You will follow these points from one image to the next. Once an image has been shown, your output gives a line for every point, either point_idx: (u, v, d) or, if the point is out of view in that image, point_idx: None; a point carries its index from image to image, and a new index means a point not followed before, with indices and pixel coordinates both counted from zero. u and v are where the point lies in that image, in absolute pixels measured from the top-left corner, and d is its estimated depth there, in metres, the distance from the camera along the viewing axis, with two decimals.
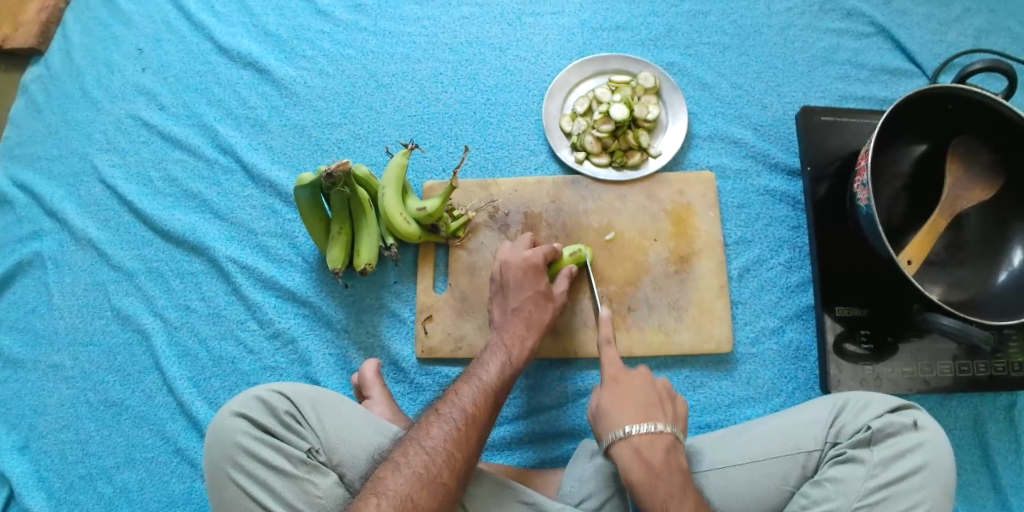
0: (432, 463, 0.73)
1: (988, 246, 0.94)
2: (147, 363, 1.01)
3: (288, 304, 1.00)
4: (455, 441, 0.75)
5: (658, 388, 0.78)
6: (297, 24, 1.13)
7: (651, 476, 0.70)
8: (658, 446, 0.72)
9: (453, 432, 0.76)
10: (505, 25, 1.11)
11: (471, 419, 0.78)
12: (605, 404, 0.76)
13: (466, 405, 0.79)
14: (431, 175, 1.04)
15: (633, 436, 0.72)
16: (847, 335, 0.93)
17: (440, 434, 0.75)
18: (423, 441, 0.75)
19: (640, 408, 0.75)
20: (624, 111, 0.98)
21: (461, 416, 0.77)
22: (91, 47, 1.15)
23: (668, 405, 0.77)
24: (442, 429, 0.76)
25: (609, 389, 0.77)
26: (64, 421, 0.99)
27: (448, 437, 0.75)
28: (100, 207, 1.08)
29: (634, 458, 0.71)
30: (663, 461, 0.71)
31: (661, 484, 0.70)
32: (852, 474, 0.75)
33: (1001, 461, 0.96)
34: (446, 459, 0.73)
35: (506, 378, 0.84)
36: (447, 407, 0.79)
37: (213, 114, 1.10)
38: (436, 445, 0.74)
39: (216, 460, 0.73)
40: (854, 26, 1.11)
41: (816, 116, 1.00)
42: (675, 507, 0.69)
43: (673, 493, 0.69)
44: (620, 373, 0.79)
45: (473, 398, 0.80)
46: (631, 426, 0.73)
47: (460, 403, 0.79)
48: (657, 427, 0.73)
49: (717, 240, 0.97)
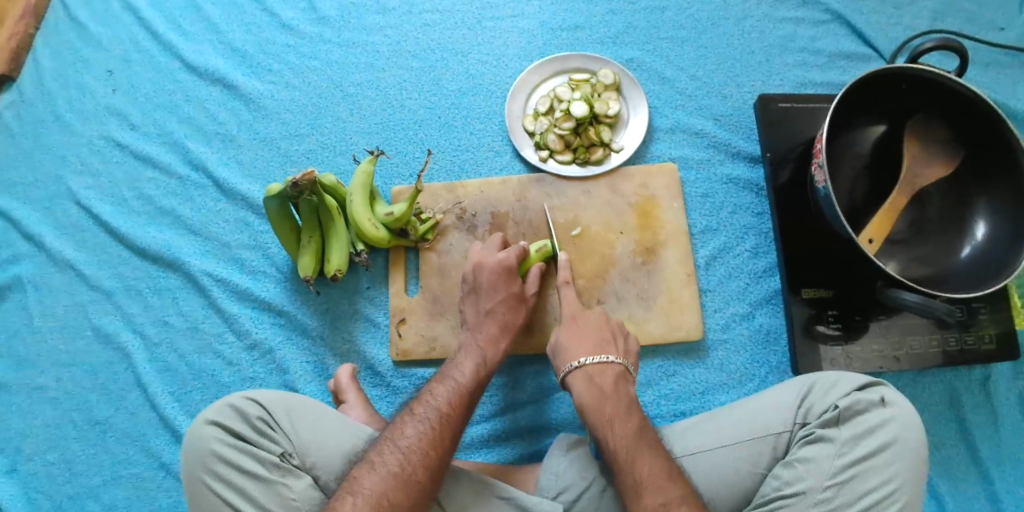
0: (406, 462, 0.73)
1: (950, 222, 0.96)
2: (128, 380, 1.02)
3: (264, 315, 1.01)
4: (429, 439, 0.76)
5: (612, 327, 0.89)
6: (262, 40, 1.15)
7: (598, 399, 0.81)
8: (608, 373, 0.83)
9: (427, 431, 0.76)
10: (466, 30, 1.13)
11: (445, 418, 0.78)
12: (564, 339, 0.87)
13: (440, 405, 0.80)
14: (399, 181, 1.06)
15: (586, 366, 0.84)
16: (815, 317, 0.94)
17: (415, 433, 0.76)
18: (398, 440, 0.75)
19: (596, 342, 0.86)
20: (584, 108, 1.00)
21: (435, 415, 0.78)
22: (62, 72, 1.17)
23: (621, 342, 0.88)
24: (417, 429, 0.77)
25: (568, 327, 0.88)
26: (48, 442, 1.00)
27: (422, 436, 0.76)
28: (76, 229, 1.09)
29: (585, 383, 0.83)
30: (612, 386, 0.82)
31: (608, 403, 0.80)
32: (822, 453, 0.76)
33: (978, 434, 0.96)
34: (420, 458, 0.74)
35: (480, 378, 0.84)
36: (421, 406, 0.80)
37: (184, 131, 1.12)
38: (410, 444, 0.75)
39: (192, 467, 0.75)
40: (810, 13, 1.12)
41: (771, 104, 1.03)
42: (619, 424, 0.77)
43: (619, 409, 0.79)
44: (578, 314, 0.89)
45: (447, 398, 0.81)
46: (584, 358, 0.85)
47: (434, 403, 0.80)
48: (605, 358, 0.84)
49: (682, 230, 1.00)
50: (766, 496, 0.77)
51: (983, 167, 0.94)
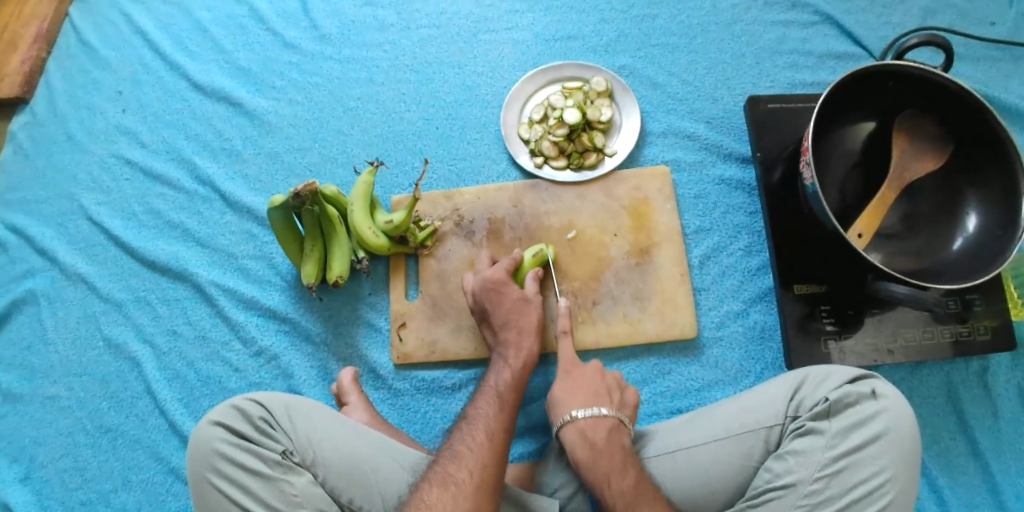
0: (452, 480, 0.72)
1: (942, 215, 0.97)
2: (139, 388, 1.05)
3: (269, 322, 1.04)
4: (474, 456, 0.74)
5: (606, 381, 0.88)
6: (266, 57, 1.19)
7: (593, 455, 0.78)
8: (600, 427, 0.80)
9: (469, 448, 0.75)
10: (463, 43, 1.16)
11: (489, 431, 0.78)
12: (557, 394, 0.86)
13: (479, 421, 0.79)
14: (398, 191, 1.09)
15: (578, 419, 0.82)
16: (808, 312, 0.96)
17: (459, 453, 0.75)
18: (445, 460, 0.75)
19: (587, 397, 0.84)
20: (578, 115, 1.02)
21: (476, 430, 0.78)
22: (74, 93, 1.22)
23: (615, 395, 0.86)
24: (456, 446, 0.76)
25: (563, 381, 0.87)
26: (61, 450, 1.03)
27: (465, 453, 0.75)
28: (88, 243, 1.13)
29: (578, 438, 0.80)
30: (605, 440, 0.79)
31: (603, 458, 0.77)
32: (813, 445, 0.77)
33: (977, 426, 0.97)
34: (466, 476, 0.72)
35: (515, 386, 0.85)
36: (462, 428, 0.79)
37: (191, 147, 1.16)
38: (454, 464, 0.74)
39: (198, 465, 0.77)
40: (799, 16, 1.14)
41: (761, 105, 1.05)
42: (615, 480, 0.75)
43: (614, 465, 0.76)
44: (573, 366, 0.89)
45: (485, 413, 0.80)
46: (577, 411, 0.82)
47: (472, 420, 0.80)
48: (599, 411, 0.82)
49: (674, 231, 1.02)
50: (758, 488, 0.78)
51: (971, 160, 0.95)
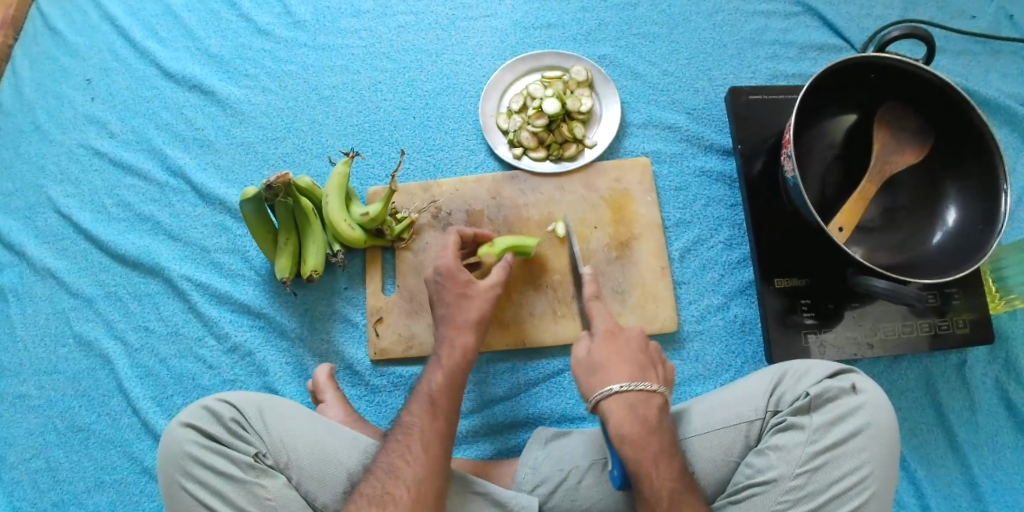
0: (389, 500, 0.71)
1: (921, 209, 0.97)
2: (111, 385, 1.02)
3: (243, 317, 1.02)
4: (411, 472, 0.73)
5: (649, 353, 0.81)
6: (238, 45, 1.16)
7: (644, 436, 0.74)
8: (653, 406, 0.76)
9: (406, 463, 0.74)
10: (440, 31, 1.14)
11: (427, 443, 0.75)
12: (600, 361, 0.79)
13: (415, 431, 0.76)
14: (374, 182, 1.07)
15: (626, 394, 0.76)
16: (789, 306, 0.95)
17: (396, 469, 0.74)
18: (380, 475, 0.73)
19: (634, 370, 0.78)
20: (557, 105, 1.00)
21: (411, 443, 0.76)
22: (40, 81, 1.18)
23: (659, 367, 0.81)
24: (392, 460, 0.75)
25: (603, 346, 0.81)
26: (32, 450, 1.01)
27: (401, 470, 0.73)
28: (57, 237, 1.10)
29: (626, 415, 0.75)
30: (656, 420, 0.75)
31: (652, 442, 0.74)
32: (794, 440, 0.76)
33: (955, 419, 0.97)
34: (403, 494, 0.72)
35: (449, 384, 0.81)
36: (397, 438, 0.77)
37: (162, 138, 1.13)
38: (391, 480, 0.73)
39: (170, 469, 0.75)
40: (780, 6, 1.13)
41: (742, 96, 1.03)
42: (661, 466, 0.73)
43: (662, 450, 0.74)
44: (615, 330, 0.82)
45: (419, 423, 0.77)
46: (624, 384, 0.76)
47: (407, 430, 0.77)
48: (650, 387, 0.77)
49: (655, 224, 1.01)
50: (738, 484, 0.77)
51: (953, 154, 0.95)
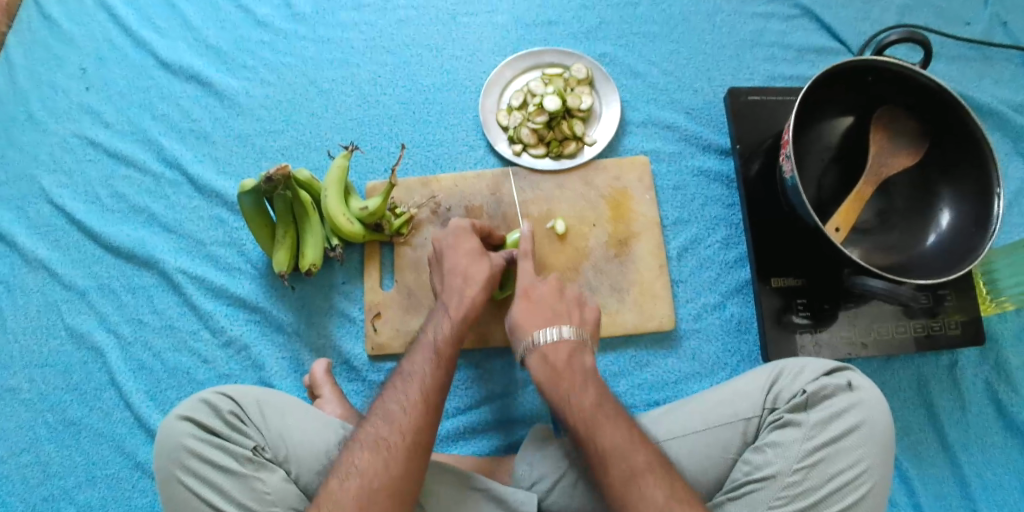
0: (384, 444, 0.70)
1: (915, 211, 0.98)
2: (103, 379, 1.01)
3: (239, 311, 1.01)
4: (407, 417, 0.72)
5: (566, 300, 0.85)
6: (236, 36, 1.15)
7: (552, 376, 0.78)
8: (562, 348, 0.79)
9: (402, 408, 0.73)
10: (440, 26, 1.14)
11: (424, 390, 0.74)
12: (518, 318, 0.83)
13: (415, 380, 0.75)
14: (374, 176, 1.06)
15: (541, 345, 0.80)
16: (784, 305, 0.96)
17: (391, 413, 0.73)
18: (376, 421, 0.73)
19: (547, 318, 0.82)
20: (558, 102, 1.01)
21: (410, 389, 0.75)
22: (33, 70, 1.16)
23: (575, 313, 0.84)
24: (389, 406, 0.73)
25: (522, 303, 0.84)
26: (22, 444, 1.00)
27: (396, 415, 0.72)
28: (50, 227, 1.09)
29: (541, 362, 0.79)
30: (566, 360, 0.79)
31: (563, 379, 0.77)
32: (791, 437, 0.77)
33: (946, 419, 0.99)
34: (398, 440, 0.70)
35: (452, 338, 0.80)
36: (396, 386, 0.76)
37: (158, 129, 1.12)
38: (386, 426, 0.72)
39: (166, 463, 0.75)
40: (779, 9, 1.14)
41: (742, 97, 1.04)
42: (575, 399, 0.75)
43: (573, 383, 0.76)
44: (531, 289, 0.85)
45: (420, 370, 0.77)
46: (539, 335, 0.81)
47: (408, 376, 0.76)
48: (560, 332, 0.80)
49: (653, 222, 1.01)
50: (737, 481, 0.78)
51: (947, 157, 0.96)
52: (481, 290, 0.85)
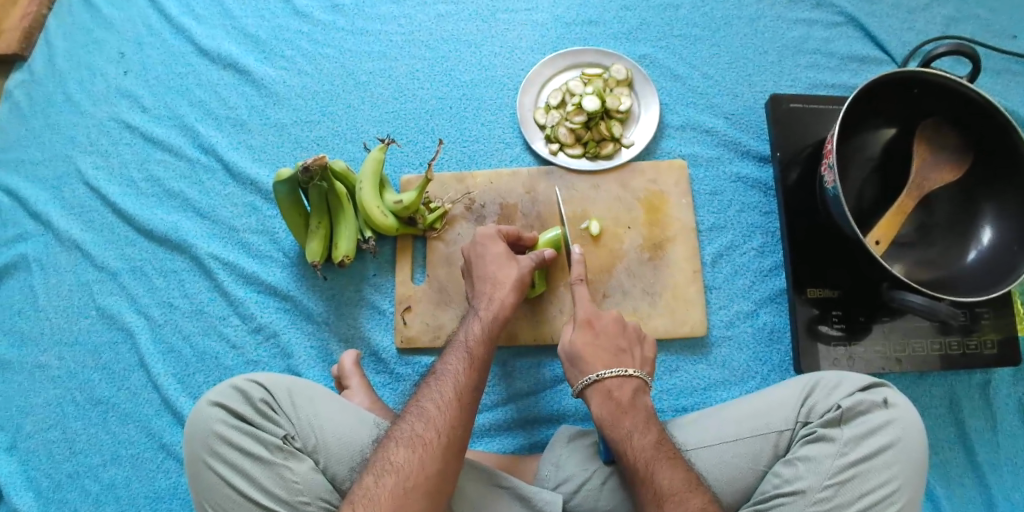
0: (419, 440, 0.70)
1: (957, 226, 0.96)
2: (132, 360, 1.02)
3: (270, 299, 1.02)
4: (442, 415, 0.72)
5: (628, 335, 0.84)
6: (275, 25, 1.15)
7: (616, 413, 0.77)
8: (626, 387, 0.79)
9: (436, 406, 0.73)
10: (480, 22, 1.13)
11: (459, 389, 0.74)
12: (580, 349, 0.82)
13: (448, 378, 0.76)
14: (408, 170, 1.06)
15: (604, 379, 0.79)
16: (819, 317, 0.95)
17: (426, 410, 0.73)
18: (411, 417, 0.73)
19: (609, 354, 0.81)
20: (596, 103, 1.00)
21: (444, 388, 0.75)
22: (74, 52, 1.17)
23: (637, 350, 0.83)
24: (424, 403, 0.73)
25: (583, 333, 0.83)
26: (49, 421, 1.00)
27: (432, 412, 0.72)
28: (84, 208, 1.09)
29: (602, 398, 0.78)
30: (630, 398, 0.78)
31: (626, 417, 0.76)
32: (823, 452, 0.76)
33: (977, 439, 0.97)
34: (433, 437, 0.70)
35: (487, 339, 0.80)
36: (429, 384, 0.76)
37: (195, 115, 1.12)
38: (421, 422, 0.72)
39: (196, 447, 0.75)
40: (824, 16, 1.12)
41: (784, 104, 1.03)
42: (637, 437, 0.75)
43: (636, 424, 0.76)
44: (594, 318, 0.84)
45: (454, 369, 0.77)
46: (601, 371, 0.80)
47: (441, 374, 0.76)
48: (625, 371, 0.79)
49: (689, 227, 1.00)
50: (766, 493, 0.76)
51: (992, 173, 0.94)
52: (510, 292, 0.85)
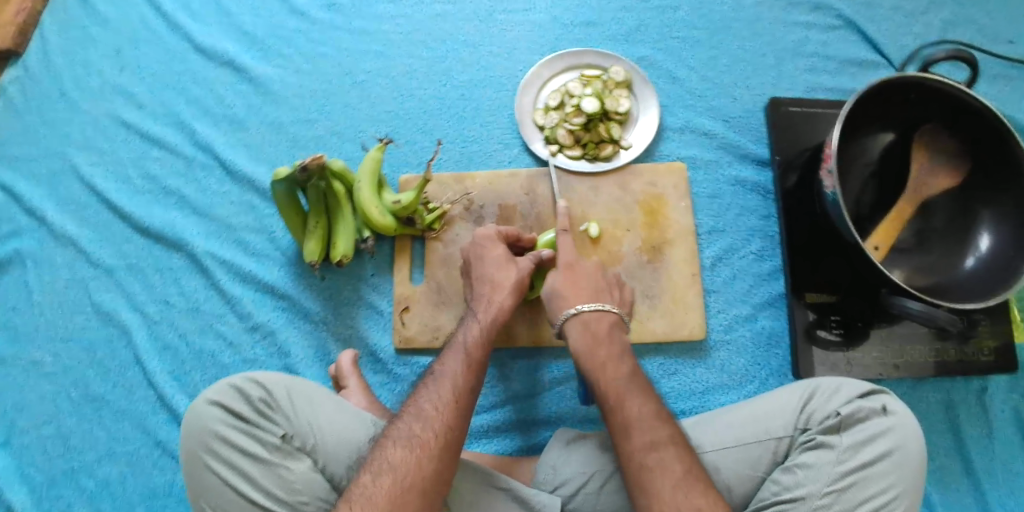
0: (417, 442, 0.70)
1: (955, 233, 0.96)
2: (127, 358, 1.01)
3: (267, 298, 1.01)
4: (439, 416, 0.72)
5: (606, 277, 0.86)
6: (273, 23, 1.15)
7: (593, 344, 0.79)
8: (604, 320, 0.81)
9: (435, 408, 0.73)
10: (479, 22, 1.13)
11: (457, 391, 0.74)
12: (559, 286, 0.84)
13: (447, 380, 0.75)
14: (407, 170, 1.06)
15: (583, 313, 0.81)
16: (817, 322, 0.95)
17: (424, 412, 0.72)
18: (408, 419, 0.72)
19: (589, 293, 0.83)
20: (596, 104, 1.00)
21: (442, 390, 0.74)
22: (71, 48, 1.17)
23: (615, 293, 0.86)
24: (422, 405, 0.73)
25: (564, 276, 0.84)
26: (43, 417, 1.00)
27: (430, 414, 0.72)
28: (80, 205, 1.09)
29: (581, 330, 0.80)
30: (607, 332, 0.80)
31: (602, 348, 0.78)
32: (823, 459, 0.76)
33: (973, 445, 0.97)
34: (430, 438, 0.70)
35: (485, 341, 0.80)
36: (427, 386, 0.75)
37: (192, 112, 1.12)
38: (419, 424, 0.71)
39: (193, 446, 0.75)
40: (822, 19, 1.13)
41: (782, 107, 1.05)
42: (610, 366, 0.77)
43: (612, 355, 0.78)
44: (575, 261, 0.86)
45: (453, 370, 0.76)
46: (581, 306, 0.82)
47: (440, 377, 0.76)
48: (603, 306, 0.82)
49: (688, 230, 1.00)
50: (765, 500, 0.76)
51: (990, 179, 0.94)
52: (509, 295, 0.84)
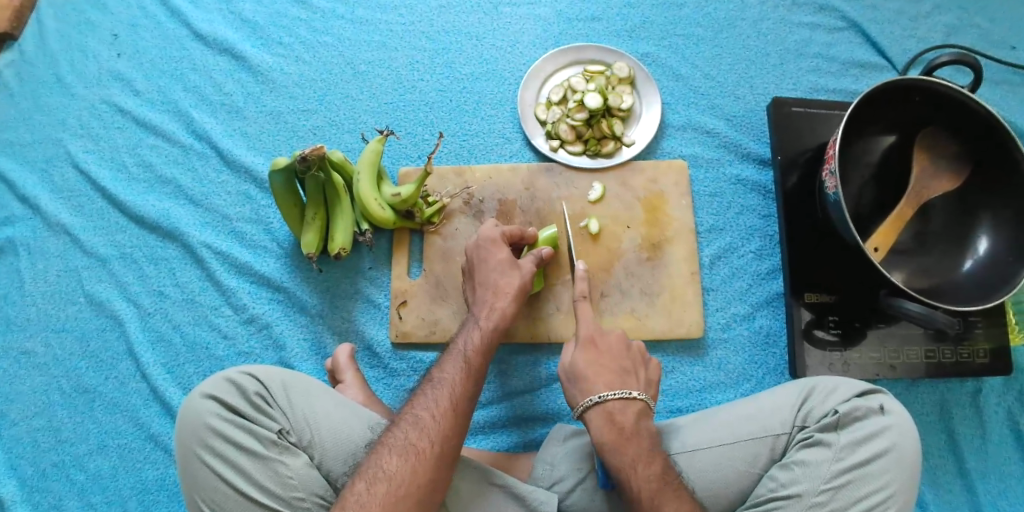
0: (413, 450, 0.69)
1: (953, 235, 0.96)
2: (120, 349, 1.00)
3: (262, 290, 1.00)
4: (435, 424, 0.71)
5: (632, 356, 0.82)
6: (273, 11, 1.14)
7: (620, 439, 0.74)
8: (652, 472, 0.72)
9: (432, 415, 0.72)
10: (483, 14, 1.12)
11: (454, 399, 0.73)
12: (581, 369, 0.80)
13: (444, 386, 0.75)
14: (407, 162, 1.05)
15: (606, 401, 0.77)
16: (815, 321, 0.95)
17: (420, 419, 0.72)
18: (405, 426, 0.72)
19: (614, 376, 0.79)
20: (599, 100, 0.99)
21: (440, 396, 0.74)
22: (66, 33, 1.15)
23: (641, 373, 0.82)
24: (418, 411, 0.73)
25: (586, 352, 0.81)
26: (34, 408, 0.98)
27: (426, 422, 0.71)
28: (73, 192, 1.07)
29: (604, 421, 0.76)
30: (633, 423, 0.76)
31: (630, 443, 0.74)
32: (820, 456, 0.76)
33: (966, 446, 0.97)
34: (427, 447, 0.70)
35: (485, 349, 0.79)
36: (426, 392, 0.75)
37: (189, 100, 1.10)
38: (415, 431, 0.71)
39: (188, 441, 0.74)
40: (826, 20, 1.12)
41: (786, 107, 1.02)
42: (641, 468, 0.73)
43: (641, 451, 0.74)
44: (597, 335, 0.82)
45: (451, 378, 0.76)
46: (604, 392, 0.78)
47: (437, 383, 0.75)
48: (630, 394, 0.78)
49: (688, 228, 1.00)
50: (761, 496, 0.76)
51: (989, 183, 0.94)
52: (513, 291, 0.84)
